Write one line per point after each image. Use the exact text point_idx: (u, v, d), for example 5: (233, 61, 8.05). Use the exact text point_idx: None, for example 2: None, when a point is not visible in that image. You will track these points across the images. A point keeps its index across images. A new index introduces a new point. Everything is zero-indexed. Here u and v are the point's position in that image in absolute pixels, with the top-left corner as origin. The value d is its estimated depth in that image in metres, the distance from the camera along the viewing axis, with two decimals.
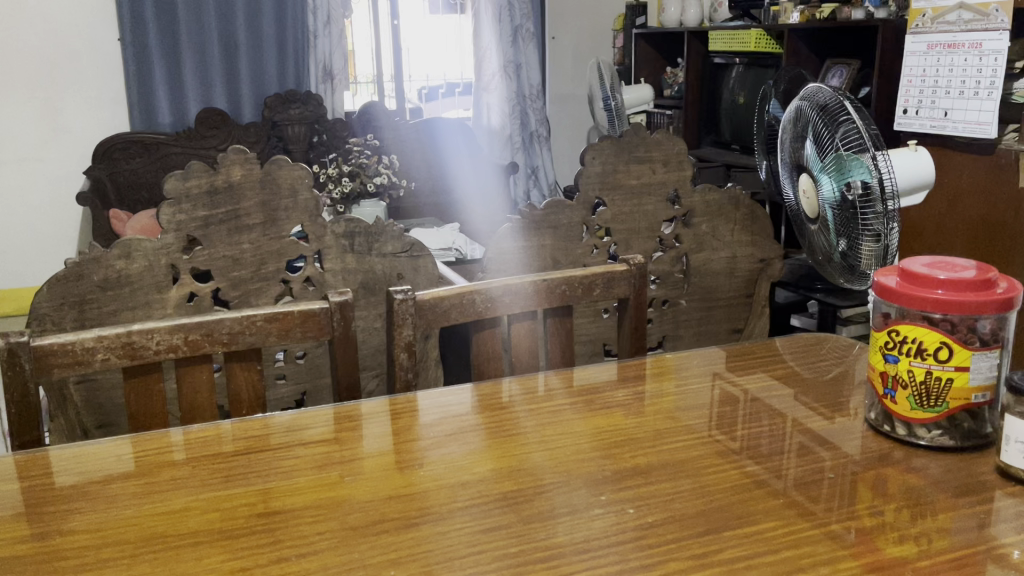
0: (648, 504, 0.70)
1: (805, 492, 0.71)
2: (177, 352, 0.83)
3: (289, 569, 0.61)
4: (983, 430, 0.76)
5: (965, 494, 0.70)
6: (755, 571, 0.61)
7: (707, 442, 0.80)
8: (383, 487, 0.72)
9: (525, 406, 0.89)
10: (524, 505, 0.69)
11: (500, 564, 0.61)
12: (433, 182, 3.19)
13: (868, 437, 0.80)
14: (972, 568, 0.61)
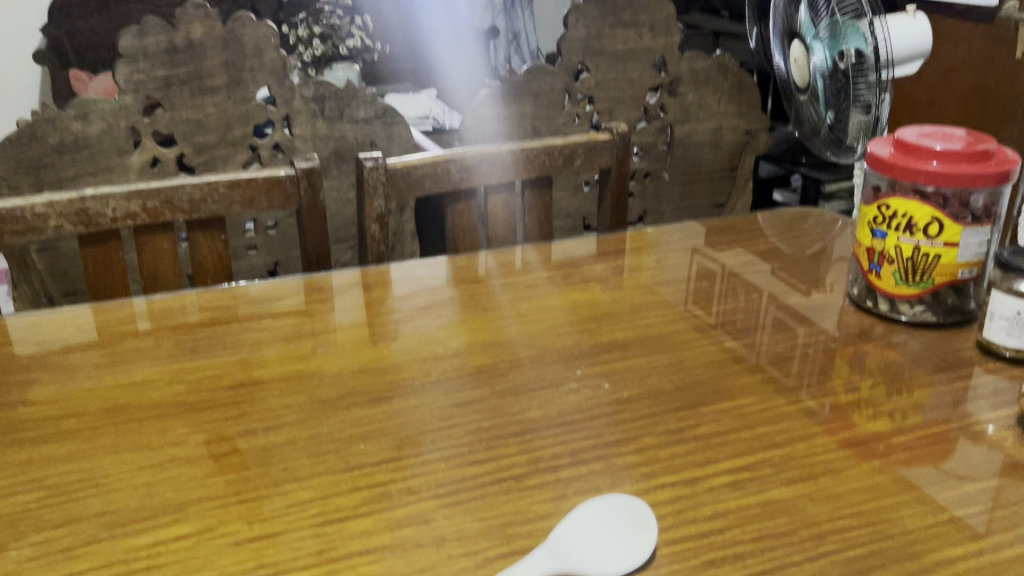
0: (623, 379, 0.68)
1: (782, 368, 0.70)
2: (136, 220, 0.79)
3: (258, 442, 0.59)
4: (966, 306, 0.75)
5: (943, 370, 0.70)
6: (731, 446, 0.60)
7: (685, 317, 0.79)
8: (354, 360, 0.70)
9: (502, 280, 0.86)
10: (498, 379, 0.68)
11: (474, 438, 0.60)
12: (415, 63, 2.90)
13: (848, 313, 0.79)
14: (947, 445, 0.61)
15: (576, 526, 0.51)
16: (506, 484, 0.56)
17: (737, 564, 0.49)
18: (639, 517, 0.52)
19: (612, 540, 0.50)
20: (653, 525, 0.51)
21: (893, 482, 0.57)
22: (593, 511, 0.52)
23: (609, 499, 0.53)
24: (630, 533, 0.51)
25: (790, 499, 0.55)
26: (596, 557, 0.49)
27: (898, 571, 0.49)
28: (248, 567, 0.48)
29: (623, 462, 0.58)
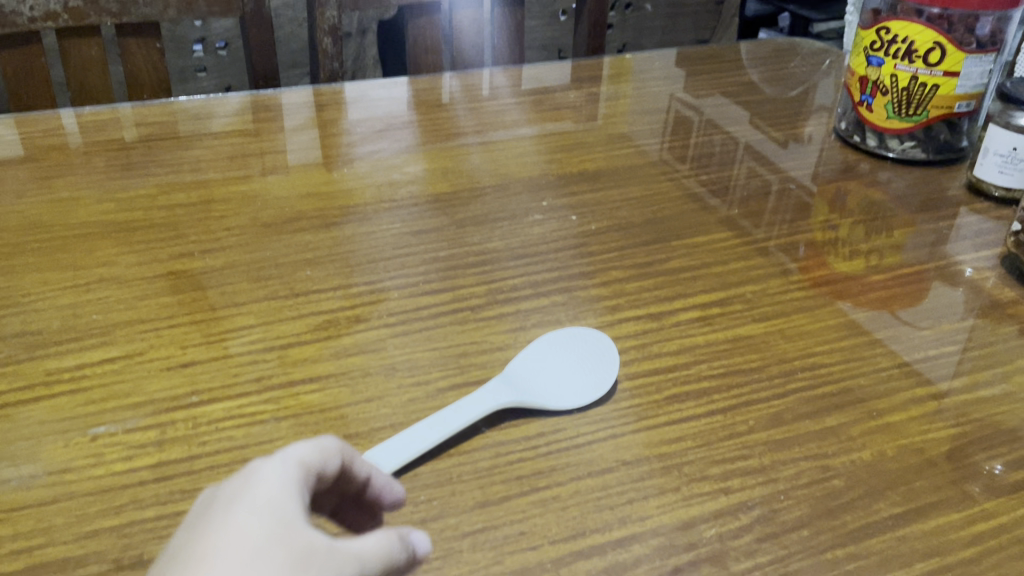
0: (592, 212, 0.64)
1: (760, 205, 0.66)
2: (58, 22, 0.71)
3: (194, 266, 0.55)
4: (959, 144, 0.71)
5: (927, 210, 0.66)
6: (702, 282, 0.57)
7: (660, 150, 0.74)
8: (302, 185, 0.65)
9: (467, 106, 0.80)
10: (457, 208, 0.63)
11: (430, 267, 0.56)
12: None
13: (832, 151, 0.74)
14: (925, 285, 0.58)
15: (533, 358, 0.48)
16: (462, 315, 0.52)
17: (701, 399, 0.47)
18: (602, 350, 0.49)
19: (572, 374, 0.47)
20: (616, 359, 0.48)
21: (867, 320, 0.54)
22: (554, 342, 0.49)
23: (570, 331, 0.50)
24: (594, 367, 0.48)
25: (760, 335, 0.52)
26: (555, 388, 0.46)
27: (866, 409, 0.47)
28: (180, 393, 0.45)
29: (587, 294, 0.55)
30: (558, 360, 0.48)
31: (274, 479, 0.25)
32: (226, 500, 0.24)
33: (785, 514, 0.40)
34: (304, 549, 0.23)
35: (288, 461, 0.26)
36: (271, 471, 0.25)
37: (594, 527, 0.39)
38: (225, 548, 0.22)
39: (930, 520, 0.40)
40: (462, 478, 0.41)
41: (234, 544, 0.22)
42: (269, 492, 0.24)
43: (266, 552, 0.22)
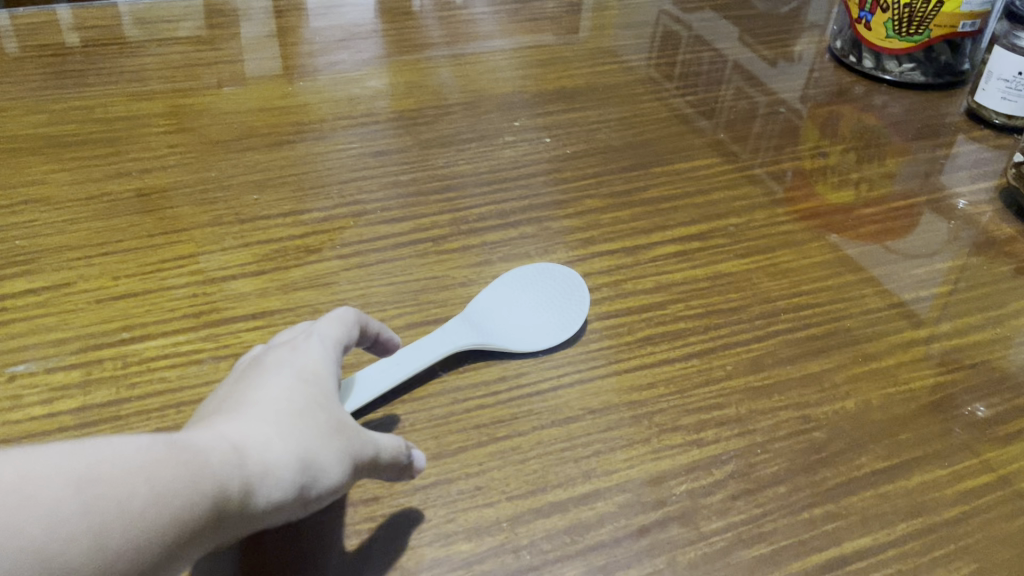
0: (567, 133, 0.60)
1: (746, 129, 0.62)
2: None
3: (131, 187, 0.50)
4: (960, 67, 0.67)
5: (923, 137, 0.62)
6: (682, 213, 0.53)
7: (644, 68, 0.69)
8: (254, 99, 0.60)
9: (437, 15, 0.74)
10: (422, 127, 0.59)
11: (390, 193, 0.52)
12: None
13: (826, 72, 0.70)
14: (917, 218, 0.54)
15: (499, 293, 0.44)
16: (423, 246, 0.48)
17: (677, 342, 0.43)
18: (571, 289, 0.45)
19: (541, 315, 0.44)
20: (587, 299, 0.45)
21: (855, 256, 0.51)
22: (526, 272, 0.46)
23: (539, 266, 0.46)
24: (565, 306, 0.44)
25: (742, 272, 0.49)
26: (521, 329, 0.43)
27: (852, 355, 0.44)
28: (110, 329, 0.41)
29: (559, 226, 0.51)
30: (524, 298, 0.45)
31: (314, 352, 0.32)
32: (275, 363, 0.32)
33: (762, 469, 0.37)
34: (338, 413, 0.30)
35: (330, 340, 0.34)
36: (314, 347, 0.33)
37: (556, 482, 0.36)
38: (282, 395, 0.30)
39: (914, 476, 0.38)
40: (415, 426, 0.38)
41: (289, 394, 0.30)
42: (314, 365, 0.32)
43: (311, 406, 0.30)
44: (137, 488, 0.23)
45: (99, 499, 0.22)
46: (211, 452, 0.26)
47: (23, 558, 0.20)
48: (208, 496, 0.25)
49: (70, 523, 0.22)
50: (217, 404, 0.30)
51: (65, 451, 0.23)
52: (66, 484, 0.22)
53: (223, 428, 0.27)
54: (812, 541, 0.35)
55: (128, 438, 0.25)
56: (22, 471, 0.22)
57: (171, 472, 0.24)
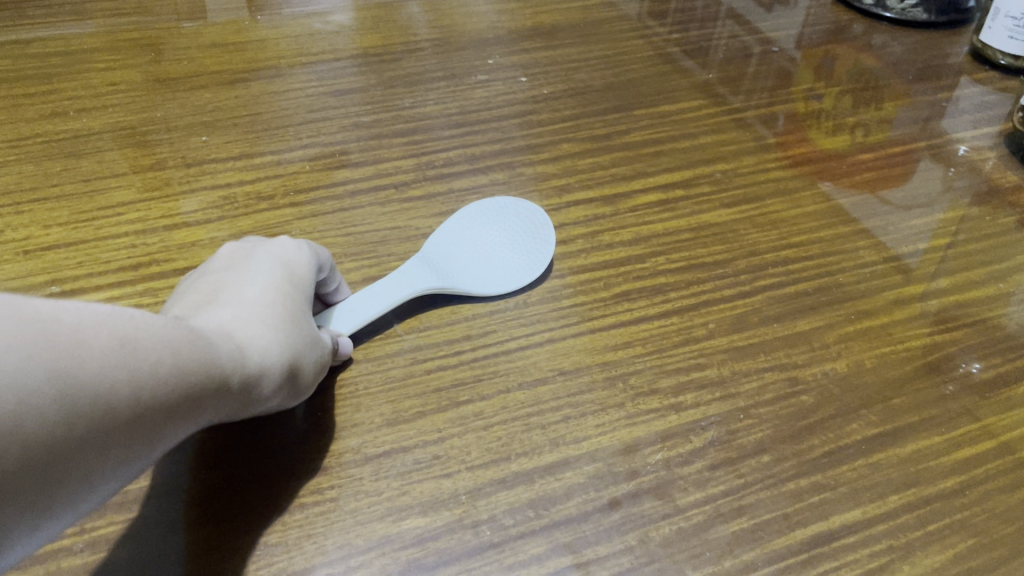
0: (545, 72, 0.56)
1: (737, 70, 0.58)
2: None
3: (67, 128, 0.46)
4: (964, 5, 0.63)
5: (924, 79, 0.58)
6: (666, 158, 0.49)
7: (630, 4, 0.65)
8: (206, 33, 0.55)
9: None
10: (388, 64, 0.55)
11: (350, 136, 0.48)
12: None
13: (822, 9, 0.66)
14: (915, 165, 0.51)
15: (453, 231, 0.42)
16: (385, 193, 0.45)
17: (656, 298, 0.40)
18: (535, 227, 0.42)
19: (498, 257, 0.41)
20: (551, 239, 0.42)
21: (849, 206, 0.47)
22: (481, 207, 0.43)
23: (503, 201, 0.43)
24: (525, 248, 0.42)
25: (728, 222, 0.45)
26: (484, 271, 0.40)
27: (844, 312, 0.41)
28: (38, 283, 0.38)
29: (532, 172, 0.47)
30: (484, 235, 0.42)
31: (295, 254, 0.33)
32: (255, 262, 0.32)
33: (744, 436, 0.35)
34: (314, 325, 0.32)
35: (314, 251, 0.35)
36: (303, 254, 0.34)
37: (521, 450, 0.33)
38: (278, 297, 0.31)
39: (907, 444, 0.35)
40: (369, 390, 0.35)
41: (283, 296, 0.31)
42: (303, 273, 0.33)
43: (299, 313, 0.31)
44: (163, 359, 0.24)
45: (139, 358, 0.23)
46: (218, 340, 0.27)
47: (83, 394, 0.21)
48: (215, 380, 0.26)
49: (119, 373, 0.22)
50: (200, 292, 0.31)
51: (106, 310, 0.23)
52: (112, 339, 0.22)
53: (223, 319, 0.28)
54: (796, 516, 0.32)
55: (152, 313, 0.25)
56: (77, 314, 0.22)
57: (191, 353, 0.25)
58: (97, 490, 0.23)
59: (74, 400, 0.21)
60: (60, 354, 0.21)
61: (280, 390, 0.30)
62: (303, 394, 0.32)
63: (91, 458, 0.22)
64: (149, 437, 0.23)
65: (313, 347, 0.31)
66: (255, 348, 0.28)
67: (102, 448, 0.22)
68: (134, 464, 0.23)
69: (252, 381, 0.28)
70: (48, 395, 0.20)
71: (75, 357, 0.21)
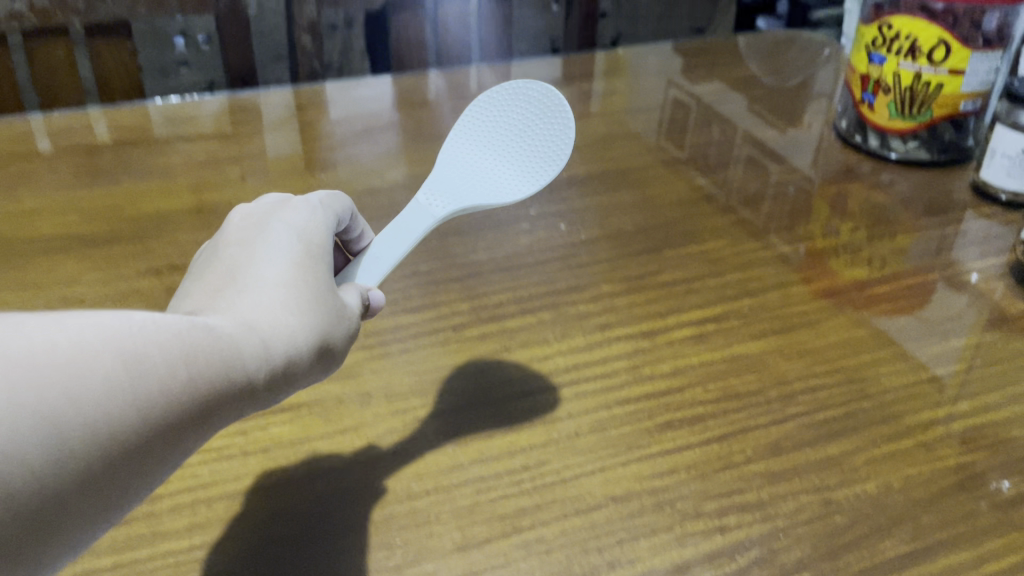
0: (581, 219, 0.61)
1: (758, 209, 0.64)
2: (23, 22, 0.74)
3: (163, 283, 0.52)
4: (964, 144, 0.68)
5: (932, 213, 0.63)
6: (697, 295, 0.54)
7: (656, 150, 0.71)
8: (278, 191, 0.62)
9: (453, 103, 0.77)
10: (441, 216, 0.61)
11: (411, 283, 0.54)
12: None
13: (831, 151, 0.72)
14: (930, 295, 0.55)
15: (468, 154, 0.49)
16: (444, 334, 0.50)
17: (695, 426, 0.44)
18: (555, 121, 0.50)
19: (504, 172, 0.48)
20: (568, 127, 0.49)
21: (871, 335, 0.51)
22: (469, 132, 0.50)
23: (513, 114, 0.50)
24: (529, 160, 0.49)
25: (757, 354, 0.49)
26: (497, 184, 0.48)
27: (871, 435, 0.44)
28: None
29: (576, 311, 0.52)
30: (492, 155, 0.49)
31: (309, 230, 0.36)
32: (270, 239, 0.34)
33: (784, 554, 0.38)
34: (337, 296, 0.34)
35: (322, 221, 0.37)
36: (314, 229, 0.36)
37: (582, 572, 0.37)
38: (299, 276, 0.33)
39: (939, 559, 0.38)
40: (441, 518, 0.39)
41: (305, 273, 0.33)
42: (319, 244, 0.35)
43: (323, 289, 0.33)
44: (177, 368, 0.26)
45: (141, 373, 0.25)
46: (241, 338, 0.29)
47: (82, 426, 0.23)
48: (233, 376, 0.28)
49: (122, 393, 0.24)
50: (221, 275, 0.33)
51: (112, 325, 0.25)
52: (118, 360, 0.25)
53: (246, 310, 0.30)
54: None
55: (163, 318, 0.27)
56: (77, 339, 0.24)
57: (208, 356, 0.27)
58: (120, 495, 0.26)
59: (74, 433, 0.23)
60: (61, 386, 0.23)
61: (308, 370, 0.32)
62: (336, 365, 0.34)
63: (99, 477, 0.24)
64: (166, 441, 0.26)
65: (339, 323, 0.33)
66: (278, 340, 0.30)
67: (116, 461, 0.24)
68: (155, 464, 0.26)
69: (274, 372, 0.30)
70: (53, 429, 0.22)
71: (78, 387, 0.23)
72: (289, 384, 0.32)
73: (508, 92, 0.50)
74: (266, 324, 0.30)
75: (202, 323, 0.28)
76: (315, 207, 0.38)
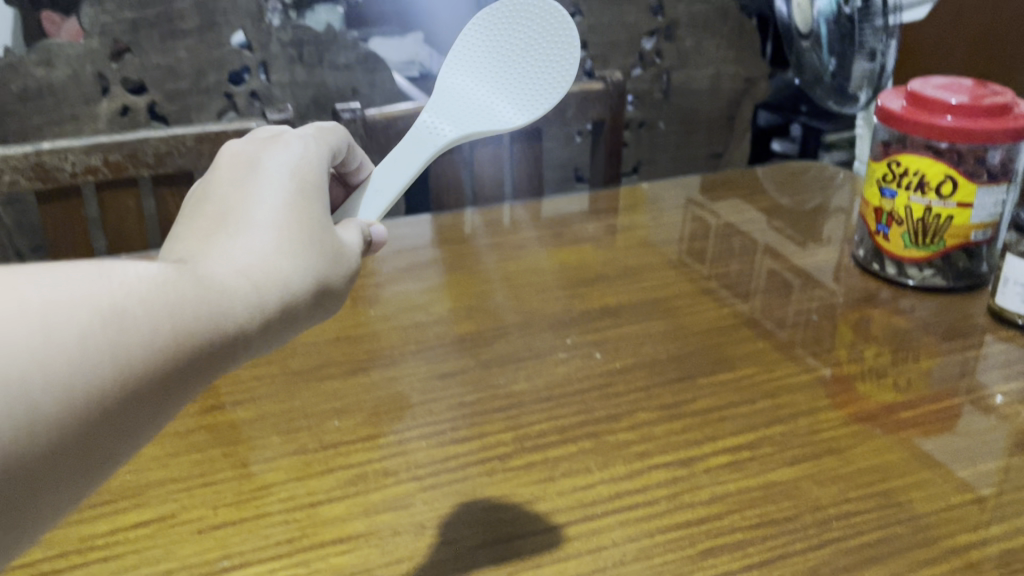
0: (616, 348, 0.65)
1: (783, 336, 0.67)
2: (96, 175, 0.80)
3: (225, 419, 0.56)
4: (979, 271, 0.72)
5: (952, 338, 0.66)
6: (730, 422, 0.57)
7: (683, 279, 0.75)
8: (329, 328, 0.66)
9: (488, 239, 0.82)
10: (483, 348, 0.64)
11: (456, 414, 0.57)
12: None
13: (851, 278, 0.75)
14: (957, 419, 0.57)
15: (470, 82, 0.56)
16: (490, 464, 0.52)
17: (735, 553, 0.46)
18: (557, 58, 0.56)
19: (500, 103, 0.55)
20: (568, 67, 0.55)
21: (901, 459, 0.53)
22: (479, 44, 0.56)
23: (518, 39, 0.56)
24: (531, 80, 0.56)
25: (792, 480, 0.51)
26: (494, 113, 0.55)
27: (907, 561, 0.46)
28: (211, 558, 0.45)
29: (615, 440, 0.55)
30: (491, 83, 0.56)
31: (299, 165, 0.38)
32: (259, 175, 0.37)
33: None
34: (328, 235, 0.37)
35: (309, 155, 0.39)
36: (300, 165, 0.38)
37: None
38: (285, 217, 0.35)
39: None
40: None
41: (292, 211, 0.35)
42: (306, 179, 0.38)
43: (311, 226, 0.36)
44: (160, 324, 0.29)
45: (121, 331, 0.27)
46: (230, 289, 0.32)
47: (59, 379, 0.25)
48: (220, 326, 0.31)
49: (104, 350, 0.27)
50: (213, 212, 0.35)
51: (94, 280, 0.27)
52: (99, 315, 0.27)
53: (236, 257, 0.33)
54: None
55: (143, 270, 0.29)
56: (60, 297, 0.26)
57: (194, 310, 0.30)
58: (120, 444, 0.29)
59: (66, 392, 0.26)
60: (48, 346, 0.25)
61: (300, 311, 0.35)
62: (330, 303, 0.37)
63: (96, 421, 0.27)
64: (162, 391, 0.29)
65: (329, 262, 0.36)
66: (269, 287, 0.33)
67: (111, 412, 0.27)
68: (151, 411, 0.29)
69: (264, 317, 0.33)
70: (48, 389, 0.25)
71: (64, 347, 0.26)
72: (283, 324, 0.34)
73: (513, 7, 0.56)
74: (261, 269, 0.33)
75: (190, 272, 0.31)
76: (303, 142, 0.40)
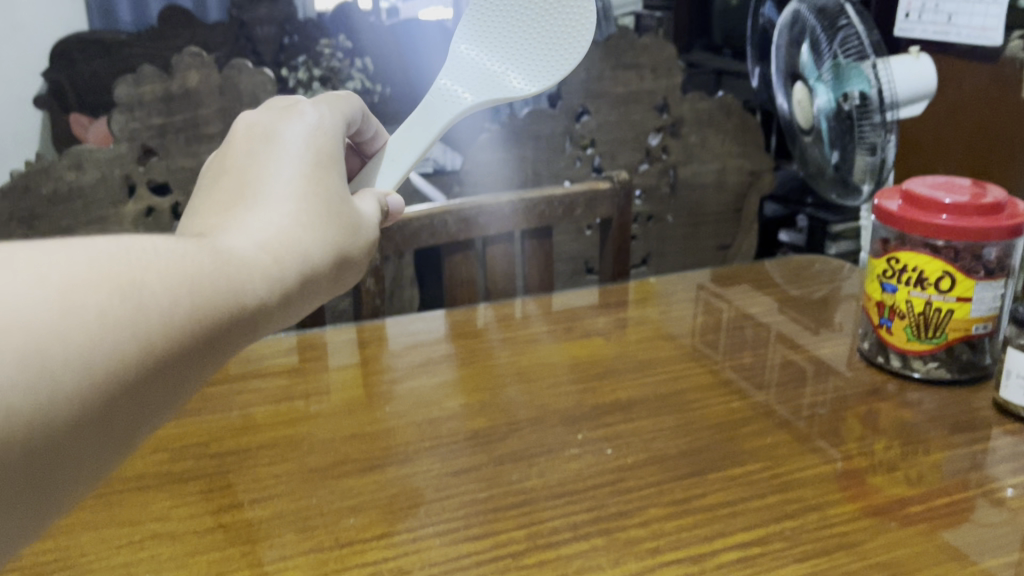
0: (627, 444, 0.66)
1: (792, 429, 0.67)
2: None
3: (243, 517, 0.57)
4: (982, 362, 0.73)
5: (960, 431, 0.67)
6: (740, 518, 0.57)
7: (692, 373, 0.76)
8: (344, 425, 0.68)
9: (500, 334, 0.84)
10: (496, 444, 0.65)
11: (469, 511, 0.57)
12: None
13: (858, 371, 0.76)
14: (967, 513, 0.58)
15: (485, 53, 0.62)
16: (503, 561, 0.53)
17: None
18: (566, 38, 0.62)
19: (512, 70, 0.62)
20: (575, 49, 0.61)
21: (913, 554, 0.54)
22: (497, 14, 0.63)
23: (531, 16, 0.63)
24: (541, 53, 0.62)
25: None
26: (506, 81, 0.62)
27: None
28: None
29: (627, 536, 0.55)
30: (505, 54, 0.62)
31: (308, 143, 0.45)
32: (271, 155, 0.43)
33: None
34: (335, 204, 0.44)
35: (313, 131, 0.46)
36: (300, 147, 0.44)
37: None
38: (291, 199, 0.41)
39: None
40: None
41: (299, 190, 0.42)
42: (310, 155, 0.44)
43: (318, 197, 0.43)
44: (181, 296, 0.33)
45: (143, 304, 0.31)
46: (252, 260, 0.38)
47: (112, 346, 0.30)
48: (243, 293, 0.36)
49: (138, 321, 0.31)
50: (235, 195, 0.41)
51: (121, 257, 0.32)
52: (125, 288, 0.31)
53: (254, 236, 0.39)
54: None
55: (161, 248, 0.34)
56: (92, 271, 0.30)
57: (219, 279, 0.35)
58: (166, 399, 0.33)
59: (121, 356, 0.30)
60: (94, 317, 0.29)
61: (313, 275, 0.41)
62: (345, 261, 0.44)
63: (149, 377, 0.31)
64: (200, 350, 0.34)
65: (340, 229, 0.43)
66: (287, 256, 0.39)
67: (160, 370, 0.32)
68: (190, 368, 0.34)
69: (284, 282, 0.39)
70: (106, 354, 0.29)
71: (109, 316, 0.30)
72: (300, 285, 0.40)
73: None
74: (273, 242, 0.39)
75: (211, 248, 0.36)
76: (312, 118, 0.47)
